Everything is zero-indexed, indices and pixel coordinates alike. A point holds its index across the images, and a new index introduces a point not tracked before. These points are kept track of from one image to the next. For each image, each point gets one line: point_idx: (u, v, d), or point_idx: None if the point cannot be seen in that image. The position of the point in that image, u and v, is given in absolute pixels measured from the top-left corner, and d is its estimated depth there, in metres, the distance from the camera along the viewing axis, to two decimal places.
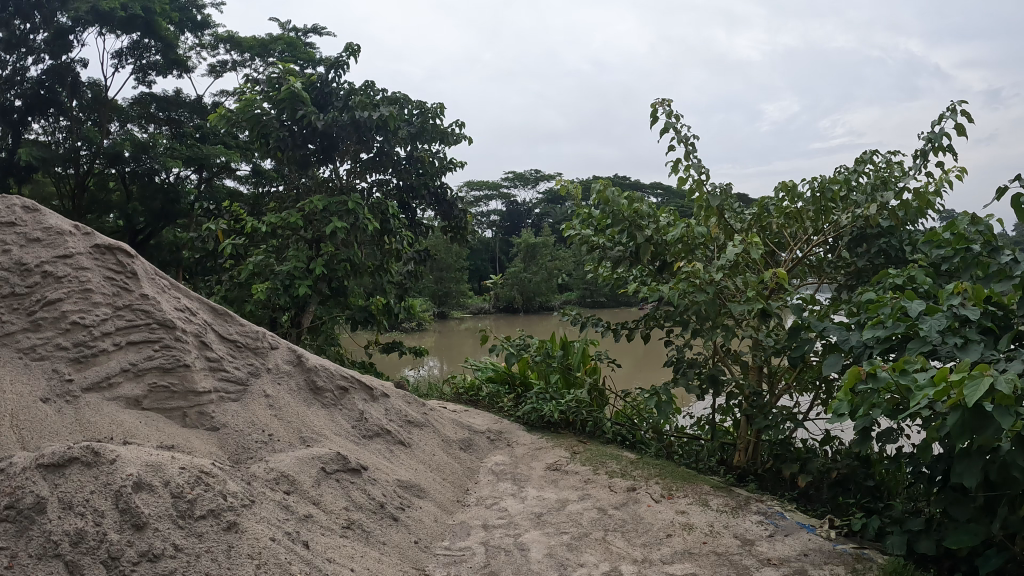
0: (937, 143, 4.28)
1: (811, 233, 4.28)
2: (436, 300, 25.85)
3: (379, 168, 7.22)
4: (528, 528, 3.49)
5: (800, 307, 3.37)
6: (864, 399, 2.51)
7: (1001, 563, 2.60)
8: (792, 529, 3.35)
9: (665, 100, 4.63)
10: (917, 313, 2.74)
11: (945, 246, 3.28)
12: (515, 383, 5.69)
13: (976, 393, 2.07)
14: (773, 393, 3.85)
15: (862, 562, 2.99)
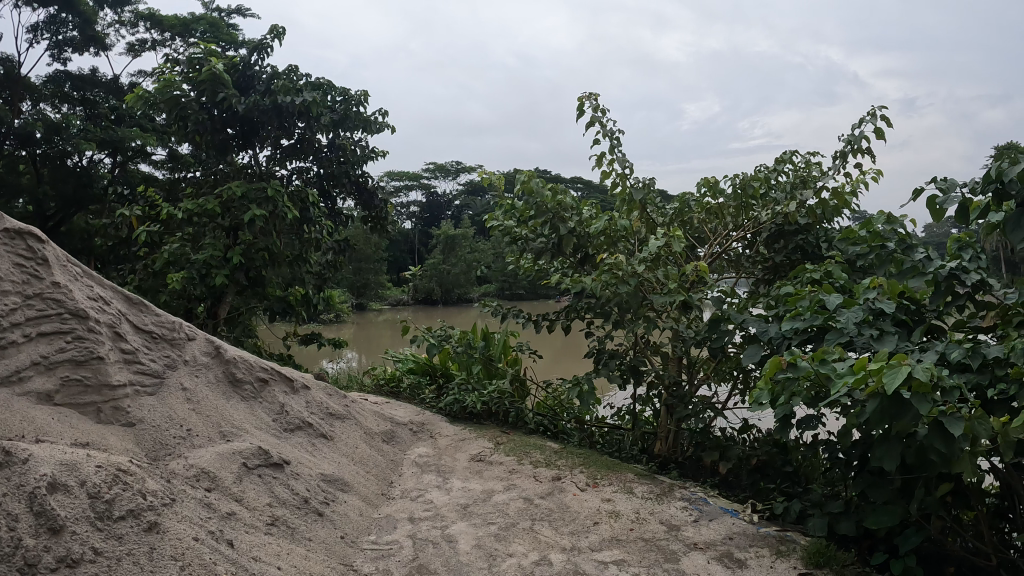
0: (857, 144, 4.48)
1: (730, 229, 4.45)
2: (355, 291, 25.50)
3: (299, 155, 7.07)
4: (455, 520, 3.49)
5: (721, 300, 3.47)
6: (785, 388, 2.58)
7: (920, 541, 2.74)
8: (716, 513, 3.45)
9: (592, 93, 4.68)
10: (834, 306, 2.88)
11: (861, 244, 3.44)
12: (436, 374, 5.68)
13: (896, 380, 2.17)
14: (692, 383, 3.97)
15: (787, 545, 3.10)
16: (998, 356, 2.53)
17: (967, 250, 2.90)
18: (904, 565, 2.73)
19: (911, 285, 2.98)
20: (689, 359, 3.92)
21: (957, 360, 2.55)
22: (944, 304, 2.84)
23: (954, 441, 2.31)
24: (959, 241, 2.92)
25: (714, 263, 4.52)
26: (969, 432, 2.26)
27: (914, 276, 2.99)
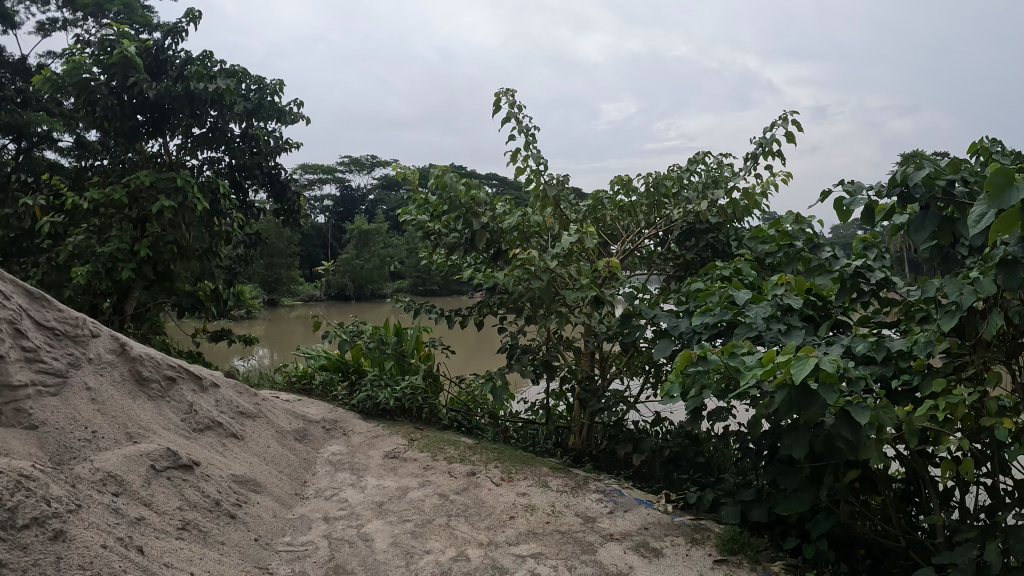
0: (768, 147, 4.66)
1: (644, 228, 4.56)
2: (266, 285, 24.83)
3: (212, 145, 6.80)
4: (370, 518, 3.44)
5: (634, 296, 3.56)
6: (695, 381, 2.54)
7: (831, 526, 2.77)
8: (631, 505, 3.52)
9: (509, 90, 4.69)
10: (743, 301, 2.94)
11: (770, 242, 3.51)
12: (349, 370, 5.49)
13: (803, 372, 2.06)
14: (605, 377, 4.07)
15: (701, 532, 3.17)
16: (901, 349, 2.63)
17: (873, 249, 3.05)
18: (816, 549, 2.79)
19: (818, 283, 3.05)
20: (603, 353, 4.01)
21: (863, 353, 2.61)
22: (849, 301, 2.98)
23: (861, 429, 2.24)
24: (865, 241, 3.09)
25: (626, 259, 4.62)
26: (876, 421, 2.22)
27: (822, 275, 3.06)
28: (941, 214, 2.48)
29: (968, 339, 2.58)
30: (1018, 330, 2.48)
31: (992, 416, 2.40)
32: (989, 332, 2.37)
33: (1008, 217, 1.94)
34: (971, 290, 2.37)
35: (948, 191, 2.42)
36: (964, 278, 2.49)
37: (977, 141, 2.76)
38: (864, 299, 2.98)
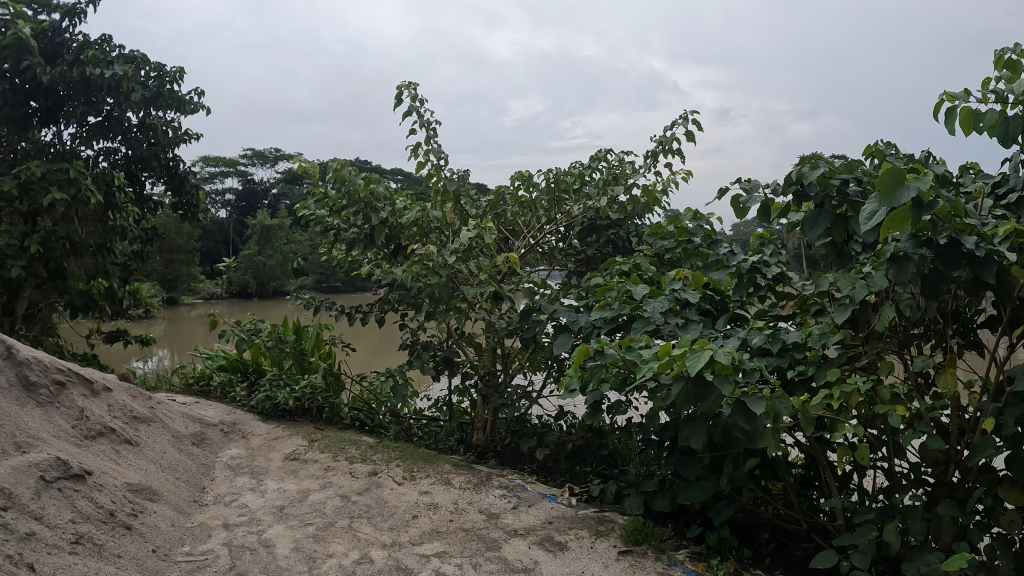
0: (668, 145, 4.79)
1: (543, 221, 4.60)
2: (164, 283, 23.64)
3: (108, 134, 6.42)
4: (271, 524, 3.32)
5: (533, 292, 3.56)
6: (593, 374, 2.53)
7: (732, 513, 2.86)
8: (534, 499, 3.54)
9: (411, 84, 4.64)
10: (641, 296, 3.02)
11: (669, 239, 3.53)
12: (248, 370, 5.33)
13: (698, 364, 2.03)
14: (507, 372, 4.09)
15: (605, 524, 3.20)
16: (795, 340, 2.66)
17: (769, 245, 3.11)
18: (719, 536, 2.86)
19: (716, 277, 3.08)
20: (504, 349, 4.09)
21: (759, 345, 2.64)
22: (746, 295, 3.00)
23: (757, 419, 2.19)
24: (762, 237, 3.15)
25: (527, 255, 4.62)
26: (772, 410, 2.19)
27: (718, 269, 3.10)
28: (835, 213, 2.51)
29: (861, 331, 2.62)
30: (907, 321, 2.61)
31: (885, 404, 2.38)
32: (881, 325, 2.39)
33: (898, 217, 2.07)
34: (862, 284, 2.41)
35: (842, 190, 2.46)
36: (856, 271, 2.55)
37: (872, 142, 2.81)
38: (761, 293, 3.00)
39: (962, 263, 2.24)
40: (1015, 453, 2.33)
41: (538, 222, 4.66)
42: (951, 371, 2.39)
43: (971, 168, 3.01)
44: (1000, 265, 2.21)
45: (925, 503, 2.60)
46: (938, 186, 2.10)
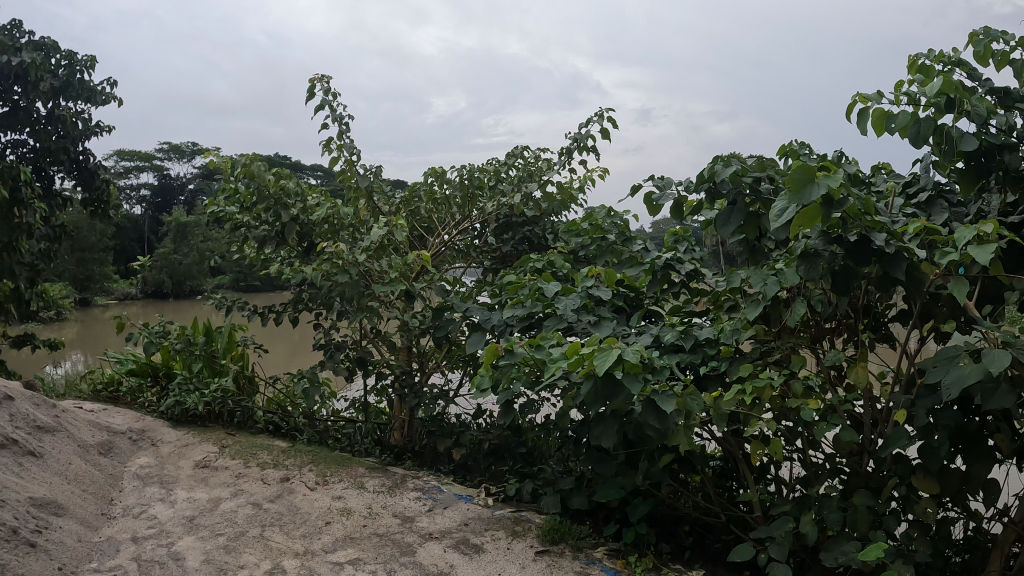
0: (583, 143, 4.81)
1: (455, 216, 4.59)
2: (77, 283, 22.52)
3: (15, 126, 6.04)
4: (181, 535, 3.16)
5: (446, 291, 3.55)
6: (505, 373, 2.53)
7: (648, 509, 2.89)
8: (450, 501, 3.48)
9: (324, 75, 4.51)
10: (553, 294, 2.98)
11: (583, 235, 3.56)
12: (159, 374, 5.06)
13: (606, 363, 2.00)
14: (424, 372, 4.01)
15: (521, 524, 3.17)
16: (708, 337, 2.68)
17: (683, 242, 3.18)
18: (636, 533, 2.89)
19: (630, 274, 3.15)
20: (420, 348, 3.97)
21: (671, 342, 2.68)
22: (661, 291, 3.03)
23: (667, 417, 2.20)
24: (677, 234, 3.21)
25: (441, 254, 4.63)
26: (683, 408, 2.19)
27: (633, 266, 3.17)
28: (747, 210, 2.52)
29: (773, 326, 2.64)
30: (819, 316, 2.67)
31: (798, 398, 2.38)
32: (793, 320, 2.39)
33: (808, 214, 2.05)
34: (774, 280, 2.38)
35: (754, 189, 2.48)
36: (769, 269, 2.51)
37: (787, 142, 2.82)
38: (675, 290, 3.03)
39: (874, 260, 2.23)
40: (926, 443, 2.38)
41: (451, 218, 4.64)
42: (862, 364, 2.42)
43: (884, 169, 3.09)
44: (908, 262, 2.24)
45: (842, 493, 2.64)
46: (848, 184, 2.10)
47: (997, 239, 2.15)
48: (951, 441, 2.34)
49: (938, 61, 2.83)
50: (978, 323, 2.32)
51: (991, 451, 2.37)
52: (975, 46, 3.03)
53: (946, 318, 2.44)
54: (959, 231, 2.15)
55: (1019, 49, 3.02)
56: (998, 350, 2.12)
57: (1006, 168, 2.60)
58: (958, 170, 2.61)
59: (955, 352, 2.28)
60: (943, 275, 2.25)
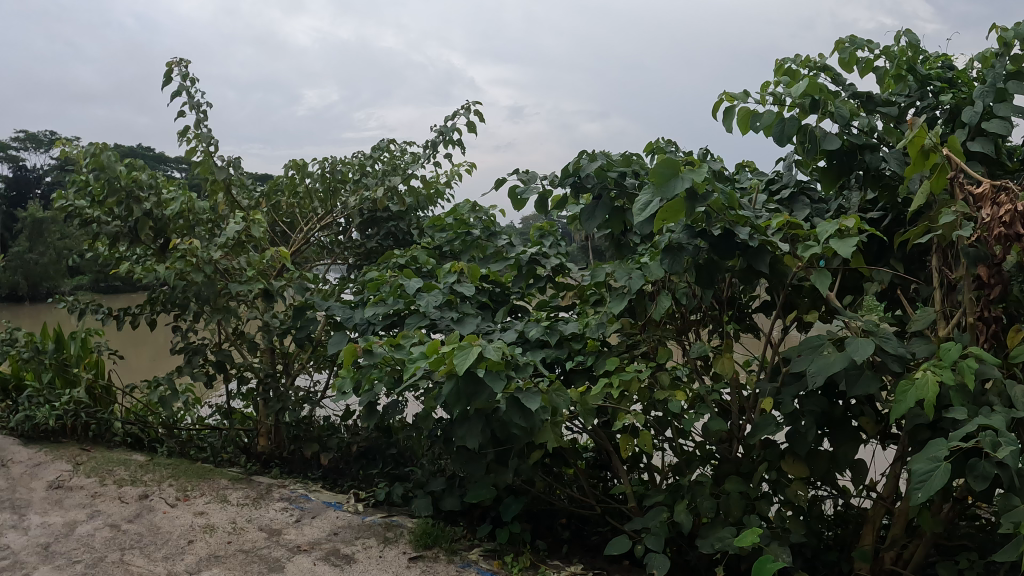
0: (448, 136, 4.78)
1: (318, 210, 4.62)
2: None
3: None
4: (35, 566, 2.86)
5: (305, 290, 3.56)
6: (365, 374, 2.49)
7: (520, 507, 2.87)
8: (317, 510, 3.39)
9: (182, 60, 4.39)
10: (414, 290, 2.86)
11: (448, 230, 3.44)
12: (7, 388, 4.61)
13: (466, 361, 2.07)
14: (289, 373, 3.98)
15: (393, 530, 3.10)
16: (574, 331, 2.72)
17: (548, 237, 3.22)
18: (509, 532, 2.90)
19: (496, 269, 3.12)
20: (282, 349, 3.92)
21: (536, 337, 2.64)
22: (525, 286, 3.13)
23: (533, 414, 2.25)
24: (541, 229, 3.24)
25: (303, 249, 4.70)
26: (549, 404, 2.28)
27: (497, 261, 3.14)
28: (612, 204, 2.57)
29: (639, 319, 2.71)
30: (685, 309, 2.73)
31: (665, 390, 2.49)
32: (657, 313, 2.51)
33: (671, 208, 2.09)
34: (638, 274, 2.45)
35: (618, 183, 2.53)
36: (634, 263, 2.57)
37: (652, 141, 2.88)
38: (540, 282, 3.13)
39: (737, 254, 2.30)
40: (793, 429, 2.41)
41: (314, 212, 4.70)
42: (727, 355, 2.53)
43: (747, 166, 3.35)
44: (772, 255, 2.27)
45: (714, 479, 2.72)
46: (713, 178, 2.13)
47: (858, 235, 2.22)
48: (817, 426, 2.38)
49: (803, 65, 2.93)
50: (840, 313, 2.38)
51: (857, 431, 2.44)
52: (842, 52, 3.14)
53: (808, 309, 2.53)
54: (823, 225, 2.20)
55: (882, 58, 3.17)
56: (861, 339, 2.19)
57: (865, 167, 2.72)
58: (820, 167, 2.73)
59: (820, 342, 2.33)
60: (805, 268, 2.29)
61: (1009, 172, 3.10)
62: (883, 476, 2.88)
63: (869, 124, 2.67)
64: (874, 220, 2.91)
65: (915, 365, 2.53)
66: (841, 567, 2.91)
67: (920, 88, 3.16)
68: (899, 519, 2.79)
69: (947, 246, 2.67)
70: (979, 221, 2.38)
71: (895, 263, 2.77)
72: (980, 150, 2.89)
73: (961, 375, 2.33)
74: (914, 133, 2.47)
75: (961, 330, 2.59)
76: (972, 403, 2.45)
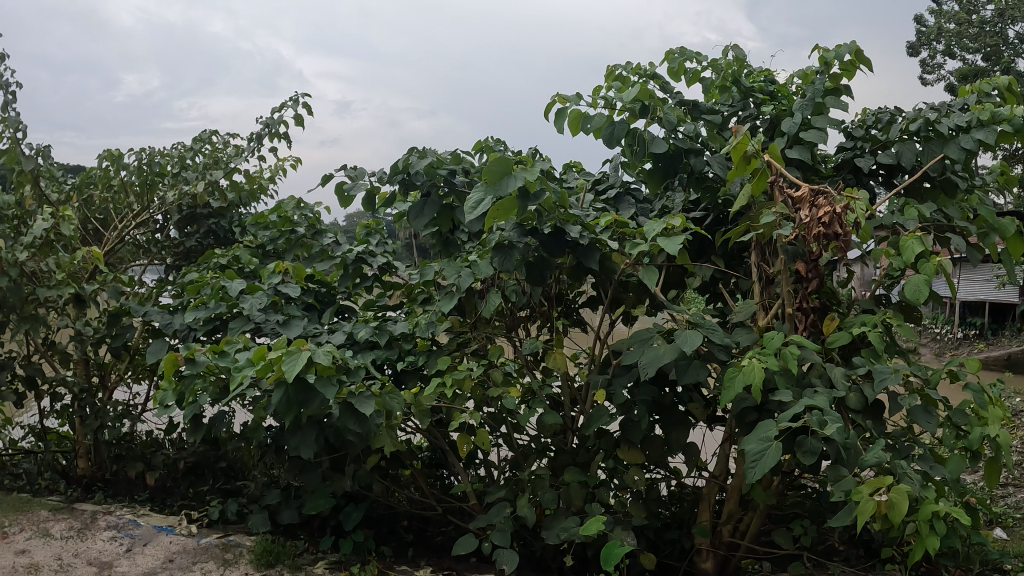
0: (274, 129, 4.85)
1: (133, 205, 4.60)
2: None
3: None
4: None
5: (121, 292, 3.69)
6: (187, 385, 2.68)
7: (361, 515, 2.98)
8: (149, 536, 3.23)
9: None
10: (238, 292, 3.10)
11: (271, 228, 3.52)
12: None
13: (295, 367, 2.17)
14: (107, 386, 3.95)
15: (231, 551, 3.04)
16: (403, 331, 2.86)
17: (374, 235, 3.41)
18: (353, 541, 2.97)
19: (321, 269, 3.31)
20: (98, 360, 3.90)
21: (365, 338, 2.79)
22: (353, 285, 3.35)
23: (368, 419, 2.45)
24: (368, 227, 3.42)
25: (117, 249, 4.67)
26: (383, 407, 2.44)
27: (324, 261, 3.34)
28: (441, 203, 2.82)
29: (469, 316, 2.85)
30: (513, 306, 2.91)
31: (497, 386, 2.62)
32: (487, 310, 2.69)
33: (505, 205, 2.16)
34: (467, 272, 2.60)
35: (448, 181, 2.77)
36: (463, 261, 2.72)
37: (482, 139, 3.07)
38: (367, 282, 3.35)
39: (567, 251, 2.44)
40: (626, 418, 2.55)
41: (130, 208, 4.63)
42: (559, 350, 2.70)
43: (573, 166, 3.72)
44: (602, 253, 2.43)
45: (550, 471, 2.83)
46: (544, 178, 2.23)
47: (682, 231, 2.32)
48: (648, 413, 2.54)
49: (636, 72, 3.11)
50: (669, 307, 2.50)
51: (687, 416, 2.60)
52: (672, 63, 3.37)
53: (633, 302, 2.76)
54: (650, 224, 2.31)
55: (709, 69, 3.41)
56: (689, 331, 2.31)
57: (691, 170, 2.93)
58: (647, 169, 2.94)
59: (649, 335, 2.45)
60: (631, 265, 2.47)
61: (822, 176, 3.38)
62: (714, 457, 3.13)
63: (693, 129, 2.85)
64: (698, 219, 3.11)
65: (740, 353, 2.72)
66: (682, 542, 3.14)
67: (742, 99, 3.40)
68: (731, 494, 3.02)
69: (765, 243, 2.88)
70: (798, 221, 2.56)
71: (715, 258, 2.97)
72: (797, 156, 3.09)
73: (784, 360, 2.53)
74: (737, 140, 2.62)
75: (780, 321, 2.78)
76: (796, 386, 2.65)
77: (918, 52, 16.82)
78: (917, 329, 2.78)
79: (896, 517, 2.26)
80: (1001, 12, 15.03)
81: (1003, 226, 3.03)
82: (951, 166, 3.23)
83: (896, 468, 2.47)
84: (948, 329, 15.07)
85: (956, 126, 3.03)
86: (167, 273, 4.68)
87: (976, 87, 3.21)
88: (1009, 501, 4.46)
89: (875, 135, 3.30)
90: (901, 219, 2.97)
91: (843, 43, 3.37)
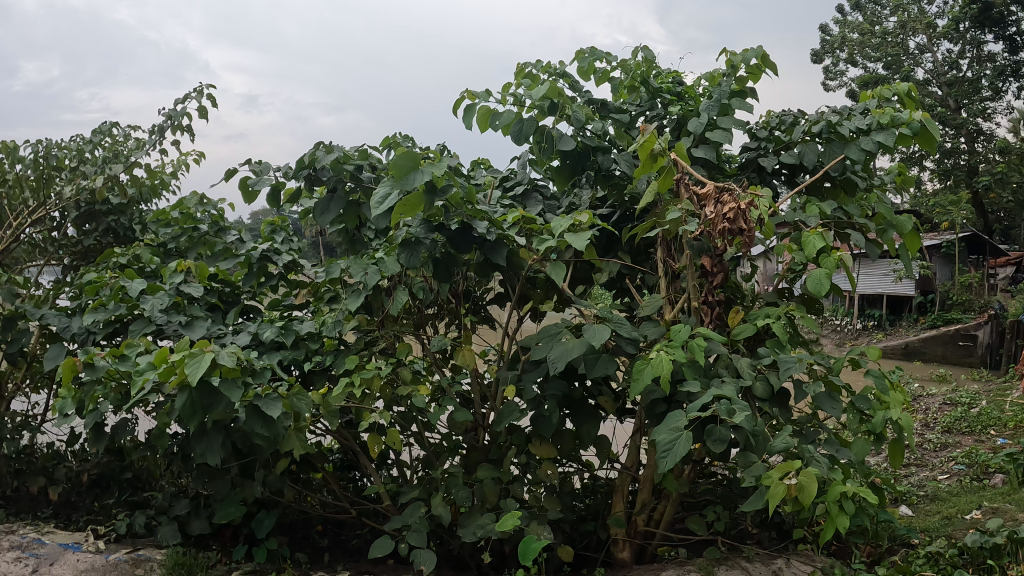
0: (177, 121, 4.64)
1: (29, 201, 4.33)
2: None
3: None
4: None
5: (14, 295, 3.46)
6: (85, 393, 2.55)
7: (274, 522, 2.89)
8: (55, 554, 3.03)
9: None
10: (138, 292, 2.96)
11: (172, 225, 3.37)
12: None
13: (199, 369, 2.09)
14: (3, 396, 3.70)
15: (142, 566, 2.90)
16: (309, 331, 2.82)
17: (279, 233, 3.32)
18: (267, 549, 2.89)
19: (225, 268, 3.21)
20: None
21: (270, 339, 2.74)
22: (257, 284, 3.25)
23: (275, 422, 2.39)
24: (273, 224, 3.33)
25: (11, 248, 4.38)
26: (290, 409, 2.38)
27: (227, 259, 3.23)
28: (347, 199, 2.80)
29: (376, 315, 2.83)
30: (421, 304, 2.91)
31: (406, 385, 2.61)
32: (396, 308, 2.67)
33: (410, 200, 2.15)
34: (375, 270, 2.58)
35: (355, 177, 2.75)
36: (369, 258, 2.71)
37: (389, 135, 3.05)
38: (272, 282, 3.25)
39: (475, 248, 2.46)
40: (537, 413, 2.58)
41: (25, 205, 4.36)
42: (468, 347, 2.70)
43: (482, 163, 3.75)
44: (509, 249, 2.47)
45: (465, 469, 2.84)
46: (450, 174, 2.24)
47: (588, 227, 2.36)
48: (559, 408, 2.57)
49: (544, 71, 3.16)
50: (575, 302, 2.54)
51: (597, 409, 2.67)
52: (582, 61, 3.44)
53: (542, 298, 2.80)
54: (557, 220, 2.34)
55: (617, 69, 3.49)
56: (597, 326, 2.37)
57: (598, 167, 3.01)
58: (555, 166, 2.99)
59: (558, 330, 2.48)
60: (538, 261, 2.51)
61: (727, 175, 3.52)
62: (625, 448, 3.20)
63: (600, 127, 2.93)
64: (605, 216, 3.19)
65: (649, 346, 2.79)
66: (599, 534, 3.20)
67: (650, 99, 3.50)
68: (644, 484, 3.10)
69: (670, 239, 2.99)
70: (704, 218, 2.65)
71: (621, 254, 3.06)
72: (702, 156, 3.19)
73: (691, 353, 2.59)
74: (645, 138, 2.66)
75: (686, 315, 2.87)
76: (703, 376, 2.74)
77: (823, 60, 17.74)
78: (818, 320, 2.93)
79: (804, 499, 2.37)
80: (902, 24, 16.15)
81: (901, 223, 3.25)
82: (851, 167, 3.41)
83: (805, 453, 2.59)
84: (850, 320, 16.00)
85: (858, 129, 3.20)
86: (64, 275, 4.43)
87: (878, 92, 3.36)
88: (911, 480, 4.76)
89: (779, 136, 3.44)
90: (803, 217, 3.11)
91: (750, 48, 3.52)
